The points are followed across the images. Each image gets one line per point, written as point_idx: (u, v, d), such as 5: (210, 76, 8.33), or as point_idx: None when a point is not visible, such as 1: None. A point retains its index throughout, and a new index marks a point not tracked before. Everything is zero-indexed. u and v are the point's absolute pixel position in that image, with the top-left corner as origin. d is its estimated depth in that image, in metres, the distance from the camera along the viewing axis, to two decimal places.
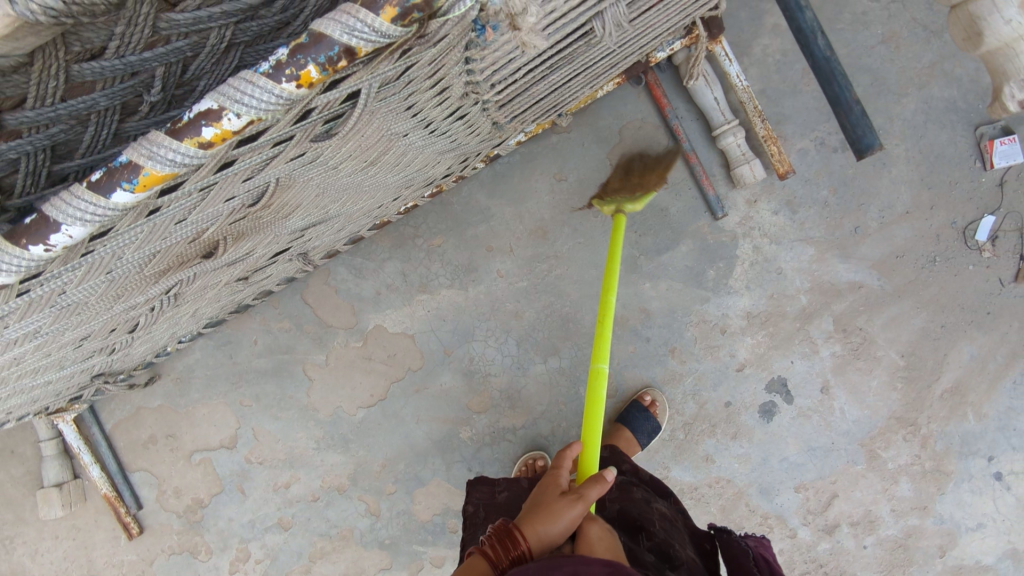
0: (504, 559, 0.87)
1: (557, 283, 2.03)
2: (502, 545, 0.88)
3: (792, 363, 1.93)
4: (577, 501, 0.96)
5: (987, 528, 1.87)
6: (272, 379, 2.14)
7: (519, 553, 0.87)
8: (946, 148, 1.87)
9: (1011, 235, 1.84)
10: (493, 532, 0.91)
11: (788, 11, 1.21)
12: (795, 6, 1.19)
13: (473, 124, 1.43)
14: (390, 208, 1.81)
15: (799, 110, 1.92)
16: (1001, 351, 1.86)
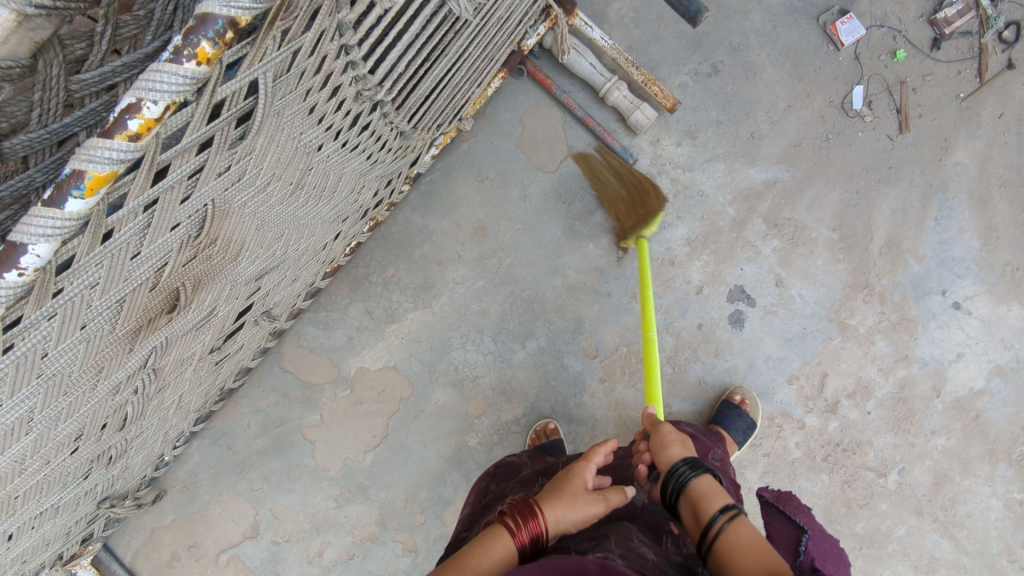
0: (522, 528, 1.02)
1: (511, 271, 2.13)
2: (521, 517, 1.04)
3: (742, 269, 2.05)
4: (598, 500, 1.14)
5: (966, 355, 1.98)
6: (276, 455, 2.17)
7: (536, 526, 1.03)
8: (800, 43, 2.08)
9: (882, 96, 2.04)
10: (513, 507, 1.08)
11: None
12: None
13: (381, 136, 1.56)
14: (334, 249, 1.91)
15: (666, 52, 2.12)
16: (915, 196, 2.02)
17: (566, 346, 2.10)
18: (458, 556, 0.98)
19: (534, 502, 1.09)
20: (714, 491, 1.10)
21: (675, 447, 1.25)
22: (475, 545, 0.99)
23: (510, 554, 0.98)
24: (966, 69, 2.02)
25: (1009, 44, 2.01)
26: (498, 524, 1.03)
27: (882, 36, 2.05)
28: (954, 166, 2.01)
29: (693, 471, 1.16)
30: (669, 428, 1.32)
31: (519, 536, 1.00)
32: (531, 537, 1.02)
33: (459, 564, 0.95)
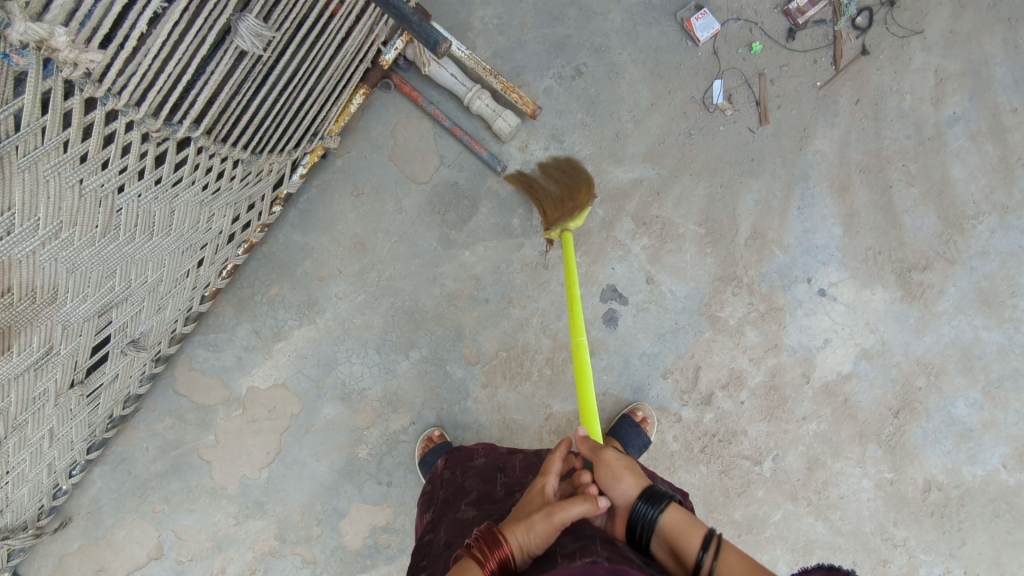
0: (490, 557, 0.86)
1: (391, 283, 2.16)
2: (487, 544, 0.88)
3: (613, 269, 2.08)
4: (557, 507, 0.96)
5: (833, 340, 2.01)
6: (175, 477, 2.21)
7: (505, 551, 0.87)
8: (659, 41, 2.10)
9: (741, 89, 2.06)
10: (479, 536, 0.90)
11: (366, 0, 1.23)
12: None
13: (211, 168, 1.58)
14: (203, 275, 1.94)
15: (530, 57, 2.13)
16: (777, 187, 2.04)
17: (448, 354, 2.14)
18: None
19: (497, 527, 0.91)
20: (690, 523, 0.97)
21: (631, 479, 1.02)
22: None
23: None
24: (822, 58, 2.04)
25: (862, 30, 2.03)
26: (464, 559, 0.87)
27: (738, 30, 2.07)
28: (814, 155, 2.04)
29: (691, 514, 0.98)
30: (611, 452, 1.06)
31: (488, 568, 0.85)
32: (500, 566, 0.86)
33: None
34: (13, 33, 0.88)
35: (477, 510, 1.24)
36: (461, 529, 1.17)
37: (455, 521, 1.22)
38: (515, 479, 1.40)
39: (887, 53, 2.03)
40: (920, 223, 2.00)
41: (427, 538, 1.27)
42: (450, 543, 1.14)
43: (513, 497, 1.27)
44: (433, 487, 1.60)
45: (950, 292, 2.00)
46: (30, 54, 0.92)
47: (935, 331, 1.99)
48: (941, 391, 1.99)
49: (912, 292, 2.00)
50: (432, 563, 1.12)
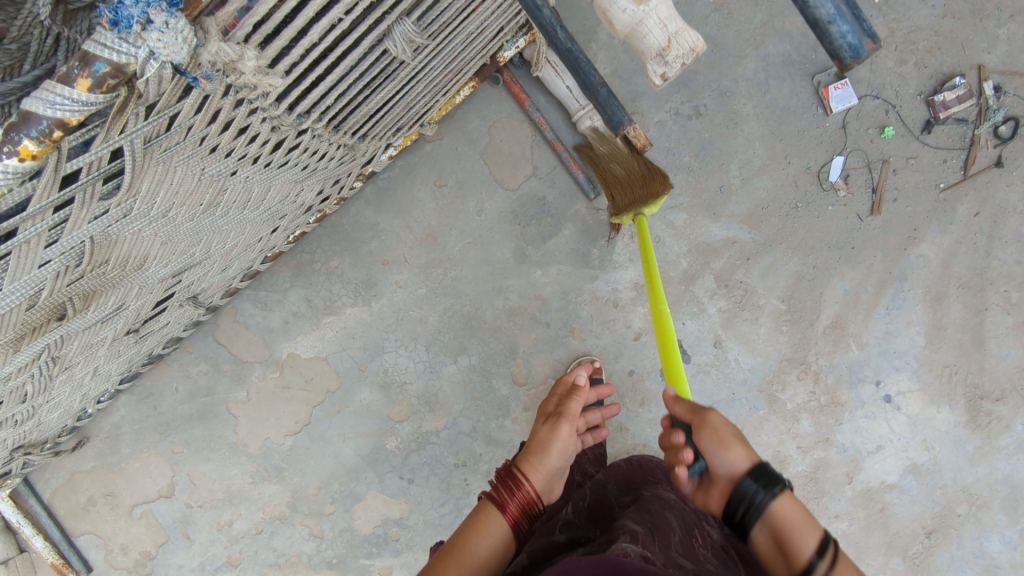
0: (510, 501, 0.92)
1: (455, 284, 2.09)
2: (506, 488, 0.94)
3: (683, 324, 2.02)
4: (560, 424, 1.03)
5: (885, 448, 1.97)
6: (199, 423, 2.20)
7: (524, 494, 0.93)
8: (788, 101, 1.99)
9: (861, 172, 1.96)
10: (495, 477, 0.98)
11: (570, 65, 1.02)
12: (575, 62, 1.01)
13: (317, 150, 1.49)
14: (273, 240, 1.88)
15: (649, 85, 2.02)
16: (870, 282, 1.97)
17: (497, 369, 2.09)
18: (447, 542, 0.88)
19: (514, 469, 0.97)
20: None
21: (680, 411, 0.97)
22: (466, 529, 0.90)
23: (502, 530, 0.90)
24: (953, 158, 1.94)
25: (1003, 139, 1.92)
26: (484, 500, 0.95)
27: (874, 108, 1.96)
28: (918, 258, 1.95)
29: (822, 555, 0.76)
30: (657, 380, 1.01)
31: (509, 513, 0.91)
32: (519, 509, 0.92)
33: (451, 552, 0.86)
34: (205, 54, 0.81)
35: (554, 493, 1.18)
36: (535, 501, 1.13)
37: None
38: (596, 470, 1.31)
39: (1022, 171, 1.92)
40: (1006, 353, 1.94)
41: None
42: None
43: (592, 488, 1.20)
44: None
45: (1016, 429, 1.95)
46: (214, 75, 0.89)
47: (990, 464, 1.95)
48: (979, 523, 1.96)
49: (978, 419, 1.95)
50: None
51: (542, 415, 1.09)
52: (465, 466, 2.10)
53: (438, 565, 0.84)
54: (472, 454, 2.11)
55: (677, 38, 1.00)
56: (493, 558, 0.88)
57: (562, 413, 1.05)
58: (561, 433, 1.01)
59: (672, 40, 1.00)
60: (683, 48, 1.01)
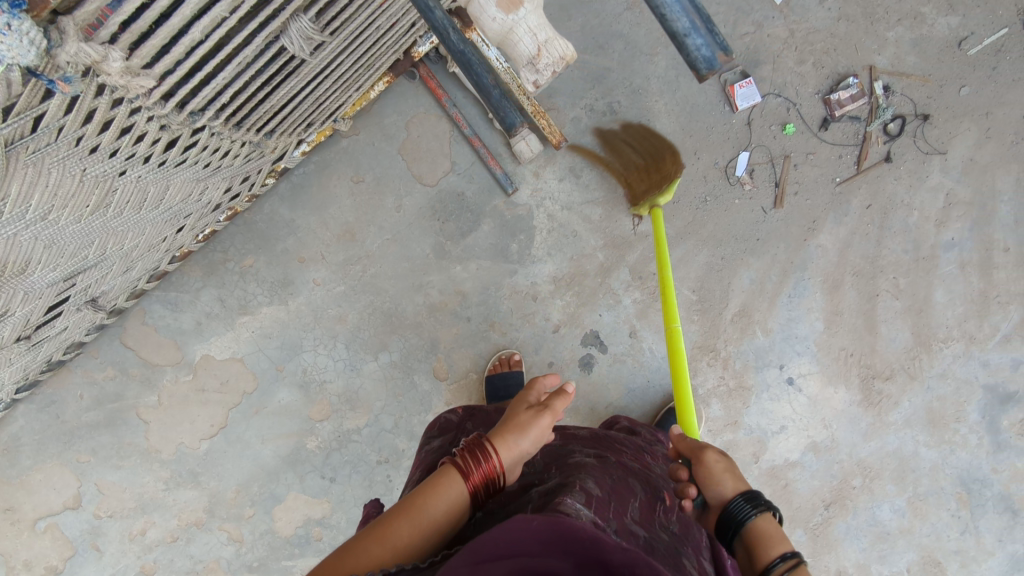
0: (475, 471, 0.93)
1: (374, 281, 2.07)
2: (473, 458, 0.94)
3: (600, 315, 2.08)
4: (542, 413, 1.05)
5: (788, 428, 2.09)
6: (107, 430, 2.10)
7: (490, 468, 0.94)
8: (697, 98, 2.05)
9: (765, 167, 2.05)
10: (466, 444, 0.98)
11: (466, 67, 0.99)
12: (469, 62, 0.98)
13: (219, 147, 1.44)
14: (179, 239, 1.80)
15: (565, 82, 2.04)
16: (774, 271, 2.07)
17: (418, 365, 2.09)
18: (405, 497, 0.89)
19: (485, 439, 0.97)
20: (773, 533, 0.95)
21: (730, 482, 1.05)
22: (426, 487, 0.91)
23: (462, 496, 0.91)
24: (847, 154, 2.05)
25: (891, 136, 2.04)
26: (448, 462, 0.95)
27: (777, 106, 2.05)
28: (816, 248, 2.07)
29: (752, 509, 0.98)
30: (714, 455, 1.09)
31: (471, 481, 0.92)
32: (482, 481, 0.93)
33: (407, 511, 0.86)
34: (62, 54, 0.81)
35: None
36: None
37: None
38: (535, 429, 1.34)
39: (908, 165, 2.05)
40: (894, 336, 2.08)
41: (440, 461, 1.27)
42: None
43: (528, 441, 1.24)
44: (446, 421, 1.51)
45: (904, 406, 2.09)
46: (76, 79, 0.87)
47: (882, 438, 2.09)
48: (872, 494, 2.09)
49: (870, 398, 2.09)
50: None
51: (521, 401, 1.10)
52: (388, 463, 2.10)
53: (392, 519, 0.85)
54: (394, 450, 2.10)
55: (548, 44, 0.87)
56: (446, 519, 0.88)
57: (545, 404, 1.07)
58: (540, 422, 1.03)
59: (542, 48, 0.87)
60: (554, 56, 0.88)
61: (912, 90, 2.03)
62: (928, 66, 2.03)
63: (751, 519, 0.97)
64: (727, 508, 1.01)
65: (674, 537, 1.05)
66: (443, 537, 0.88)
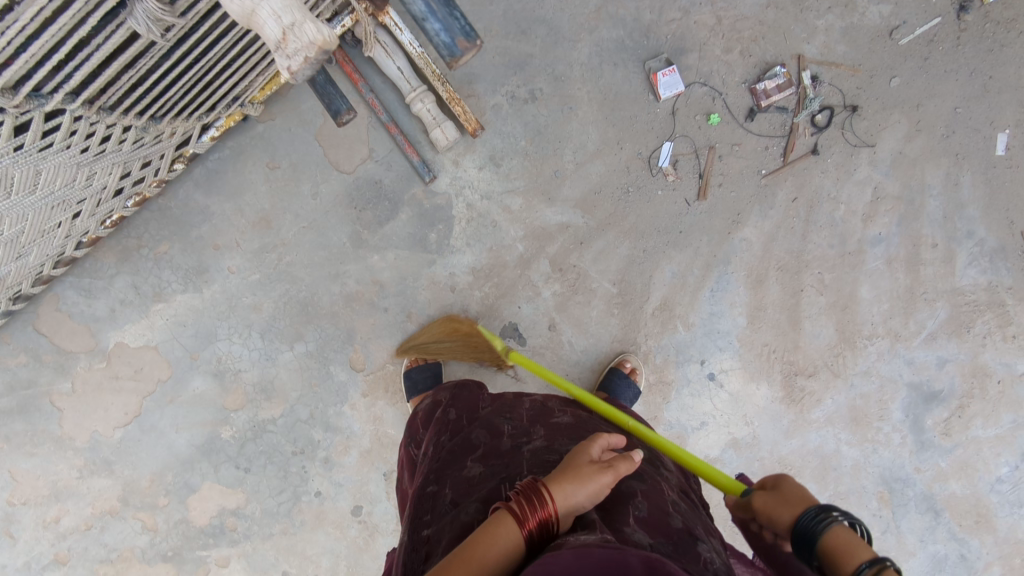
0: (530, 517, 0.84)
1: (289, 270, 2.03)
2: (529, 503, 0.86)
3: (519, 308, 2.04)
4: (605, 469, 0.96)
5: (709, 424, 2.06)
6: (20, 417, 2.05)
7: (547, 515, 0.85)
8: (621, 86, 2.00)
9: (689, 158, 2.00)
10: (520, 490, 0.90)
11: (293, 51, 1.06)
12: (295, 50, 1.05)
13: (94, 131, 1.38)
14: (80, 225, 1.74)
15: (486, 67, 1.99)
16: (696, 265, 2.02)
17: (334, 355, 2.06)
18: (461, 546, 0.81)
19: (541, 485, 0.89)
20: (854, 541, 0.83)
21: (789, 509, 0.93)
22: (480, 533, 0.82)
23: (519, 543, 0.82)
24: (774, 146, 2.00)
25: (819, 128, 1.99)
26: (502, 508, 0.86)
27: (702, 95, 1.99)
28: (741, 242, 2.02)
29: (818, 520, 0.86)
30: (768, 493, 0.98)
31: (527, 527, 0.83)
32: (539, 527, 0.84)
33: (463, 560, 0.79)
34: None
35: (483, 467, 1.17)
36: (468, 487, 1.12)
37: (461, 479, 1.15)
38: (524, 428, 1.30)
39: (836, 158, 2.00)
40: (818, 332, 2.04)
41: (429, 490, 1.19)
42: (458, 501, 1.09)
43: (518, 449, 1.20)
44: (435, 417, 1.57)
45: (827, 403, 2.06)
46: None
47: (803, 436, 2.06)
48: None
49: (792, 394, 2.06)
50: (436, 523, 1.07)
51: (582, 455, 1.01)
52: (303, 453, 2.07)
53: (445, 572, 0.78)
54: (310, 441, 2.08)
55: (294, 28, 0.99)
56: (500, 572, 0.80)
57: (609, 463, 0.98)
58: (602, 479, 0.94)
59: (288, 32, 1.00)
60: (303, 41, 1.00)
61: (842, 80, 1.98)
62: (859, 55, 1.98)
63: (822, 528, 0.85)
64: (796, 528, 0.89)
65: (684, 515, 1.08)
66: None
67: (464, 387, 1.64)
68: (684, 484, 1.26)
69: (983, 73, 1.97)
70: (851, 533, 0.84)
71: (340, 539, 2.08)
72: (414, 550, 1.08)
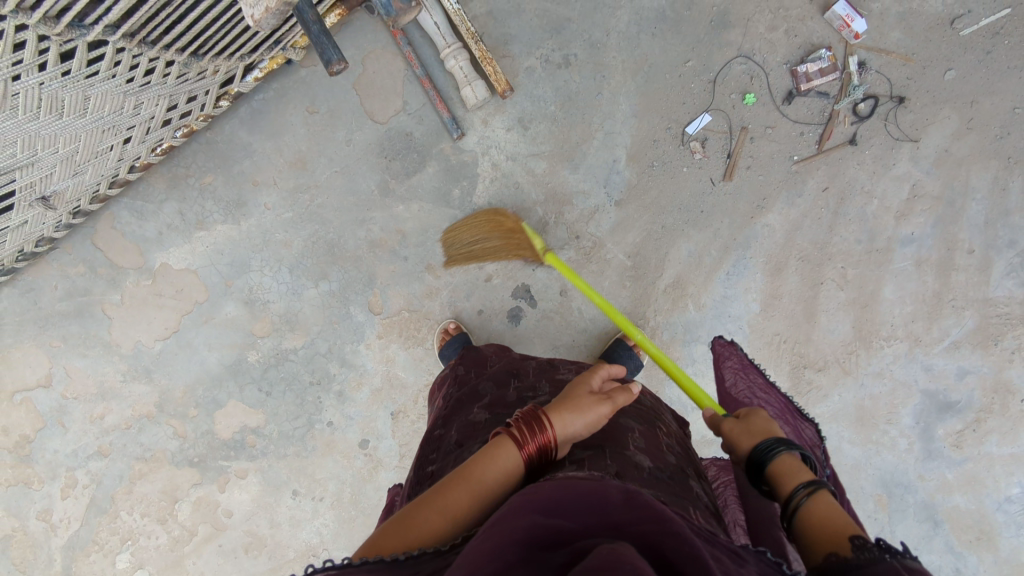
0: (529, 441, 0.91)
1: (320, 211, 2.14)
2: (528, 428, 0.93)
3: (533, 270, 2.08)
4: (603, 400, 1.01)
5: None
6: (76, 321, 2.25)
7: (544, 440, 0.92)
8: (657, 58, 1.98)
9: (719, 136, 1.97)
10: (520, 416, 0.97)
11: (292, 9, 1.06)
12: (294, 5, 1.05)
13: (135, 62, 1.52)
14: (131, 151, 1.89)
15: (523, 28, 2.00)
16: (715, 246, 2.00)
17: (355, 297, 2.17)
18: (460, 466, 0.90)
19: (540, 413, 0.96)
20: (796, 466, 0.92)
21: (747, 437, 1.02)
22: (480, 456, 0.90)
23: (515, 466, 0.90)
24: (809, 132, 1.94)
25: (860, 117, 1.92)
26: (502, 434, 0.94)
27: (740, 74, 1.95)
28: (763, 228, 1.99)
29: (775, 445, 0.95)
30: (729, 419, 1.07)
31: (525, 450, 0.91)
32: (537, 451, 0.92)
33: (462, 478, 0.87)
34: None
35: (489, 413, 1.24)
36: (473, 431, 1.19)
37: (467, 423, 1.23)
38: (529, 385, 1.36)
39: (874, 150, 1.93)
40: (834, 327, 1.99)
41: (436, 433, 1.30)
42: (461, 442, 1.17)
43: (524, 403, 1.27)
44: (447, 376, 1.62)
45: (833, 400, 2.01)
46: None
47: None
48: None
49: (798, 387, 2.02)
50: (441, 460, 1.17)
51: (584, 383, 1.07)
52: (319, 384, 2.21)
53: (445, 488, 0.86)
54: (326, 374, 2.21)
55: None
56: (498, 488, 0.88)
57: (608, 395, 1.04)
58: (598, 408, 0.99)
59: None
60: None
61: (891, 69, 1.90)
62: (914, 43, 1.89)
63: (775, 453, 0.94)
64: (751, 454, 0.98)
65: (679, 455, 1.14)
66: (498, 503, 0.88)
67: (478, 349, 1.66)
68: (681, 431, 1.33)
69: None
70: (796, 458, 0.94)
71: (347, 468, 2.23)
72: (419, 484, 1.19)
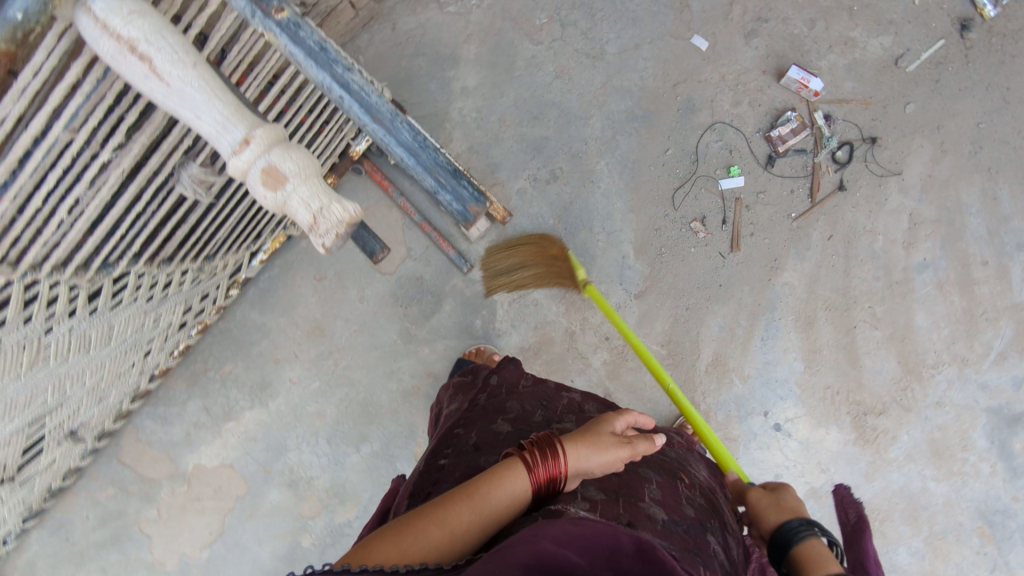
0: (539, 466, 0.86)
1: (347, 374, 2.11)
2: (542, 453, 0.88)
3: (572, 381, 2.05)
4: (624, 444, 0.96)
5: (783, 477, 2.00)
6: (113, 548, 2.13)
7: (556, 469, 0.86)
8: (639, 153, 2.06)
9: (715, 211, 2.02)
10: (536, 440, 0.92)
11: None
12: None
13: (156, 281, 1.51)
14: (152, 360, 1.86)
15: (505, 155, 2.08)
16: (742, 316, 2.02)
17: (400, 452, 2.10)
18: (467, 482, 0.84)
19: (557, 441, 0.90)
20: None
21: None
22: (490, 475, 0.85)
23: (521, 491, 0.84)
24: (799, 188, 2.01)
25: (841, 164, 2.00)
26: (515, 455, 0.88)
27: (718, 150, 2.04)
28: (782, 287, 2.01)
29: None
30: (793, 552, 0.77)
31: (534, 475, 0.85)
32: (546, 482, 0.85)
33: (468, 494, 0.81)
34: None
35: (511, 427, 1.16)
36: (490, 440, 1.11)
37: (487, 431, 1.15)
38: (556, 414, 1.27)
39: (864, 191, 2.00)
40: (881, 366, 1.99)
41: (453, 431, 1.22)
42: (479, 447, 1.10)
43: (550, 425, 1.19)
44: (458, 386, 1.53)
45: (903, 440, 1.97)
46: None
47: (885, 477, 1.98)
48: (884, 537, 1.97)
49: (865, 435, 1.98)
50: (452, 457, 1.10)
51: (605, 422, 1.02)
52: None
53: (448, 500, 0.80)
54: None
55: (323, 211, 0.81)
56: (500, 508, 0.81)
57: (630, 440, 0.98)
58: (616, 451, 0.94)
59: (317, 216, 0.81)
60: (332, 223, 0.82)
61: (856, 115, 2.01)
62: (868, 88, 2.01)
63: None
64: None
65: (699, 512, 1.01)
66: (496, 529, 0.81)
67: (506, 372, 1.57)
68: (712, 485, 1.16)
69: (999, 86, 1.99)
70: None
71: None
72: (425, 471, 1.12)
